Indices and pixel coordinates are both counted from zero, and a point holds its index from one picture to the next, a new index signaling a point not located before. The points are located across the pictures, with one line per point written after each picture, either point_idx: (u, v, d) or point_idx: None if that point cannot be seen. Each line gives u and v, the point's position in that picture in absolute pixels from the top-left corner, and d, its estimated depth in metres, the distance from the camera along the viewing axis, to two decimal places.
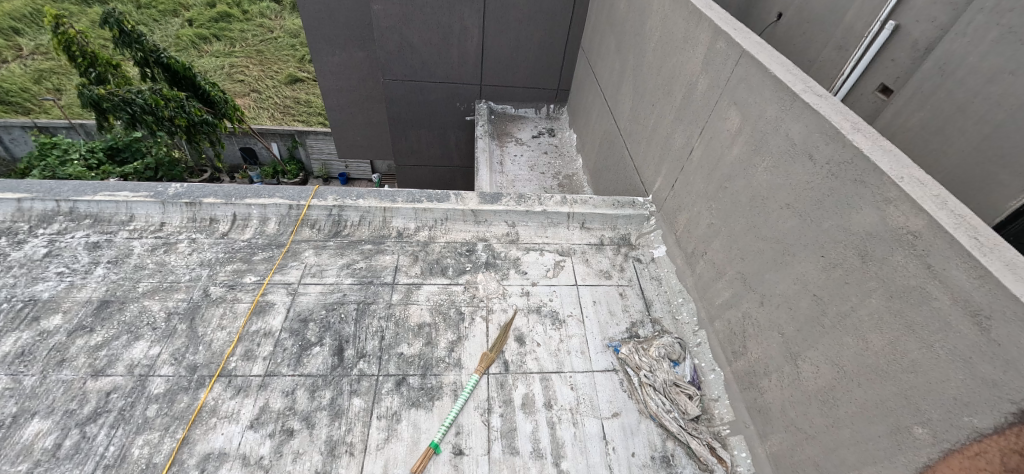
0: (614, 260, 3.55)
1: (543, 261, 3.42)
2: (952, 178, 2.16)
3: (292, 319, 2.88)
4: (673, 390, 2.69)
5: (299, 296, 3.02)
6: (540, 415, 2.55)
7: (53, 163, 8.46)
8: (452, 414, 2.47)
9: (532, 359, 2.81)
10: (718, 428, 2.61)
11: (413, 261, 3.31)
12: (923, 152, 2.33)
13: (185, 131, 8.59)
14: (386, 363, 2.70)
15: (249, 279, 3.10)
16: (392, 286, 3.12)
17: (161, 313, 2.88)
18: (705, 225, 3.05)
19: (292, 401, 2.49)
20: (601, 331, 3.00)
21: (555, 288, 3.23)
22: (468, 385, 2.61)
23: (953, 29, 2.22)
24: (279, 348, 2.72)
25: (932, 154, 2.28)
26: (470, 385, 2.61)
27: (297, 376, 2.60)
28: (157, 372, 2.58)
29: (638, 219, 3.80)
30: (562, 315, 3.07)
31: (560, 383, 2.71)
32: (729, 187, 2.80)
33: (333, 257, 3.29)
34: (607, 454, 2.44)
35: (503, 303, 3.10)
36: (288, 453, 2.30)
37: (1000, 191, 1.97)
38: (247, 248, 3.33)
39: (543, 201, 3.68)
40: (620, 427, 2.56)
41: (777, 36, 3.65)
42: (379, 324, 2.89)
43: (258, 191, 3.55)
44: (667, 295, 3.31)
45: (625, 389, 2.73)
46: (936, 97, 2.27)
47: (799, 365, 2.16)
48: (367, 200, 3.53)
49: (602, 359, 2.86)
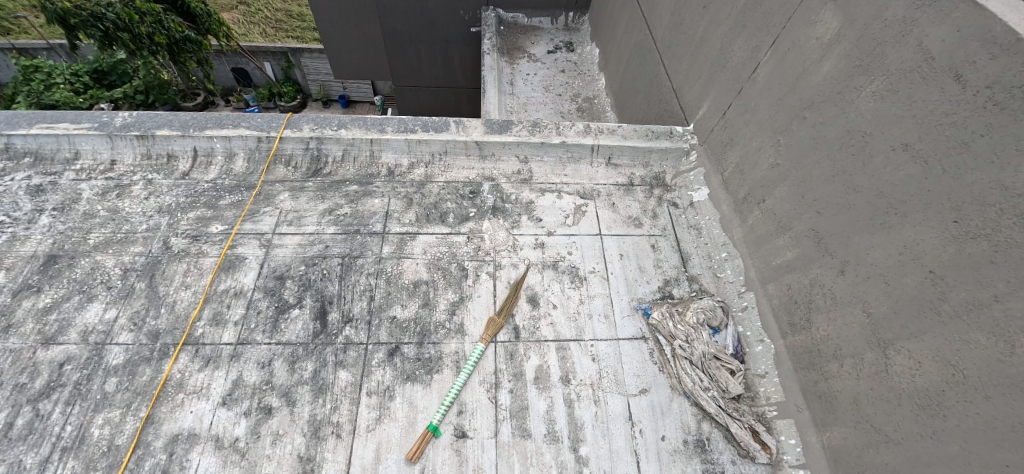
0: (646, 204, 2.97)
1: (561, 205, 2.85)
2: None
3: (265, 276, 2.45)
4: (714, 365, 2.27)
5: (274, 249, 2.55)
6: (556, 392, 2.17)
7: (36, 87, 7.64)
8: (454, 391, 2.09)
9: (547, 324, 2.35)
10: (762, 408, 2.24)
11: (406, 206, 2.75)
12: None
13: (167, 49, 7.65)
14: (376, 329, 2.28)
15: (215, 228, 2.64)
16: (381, 237, 2.61)
17: (117, 269, 2.49)
18: (766, 166, 2.44)
19: (268, 375, 2.15)
20: (629, 291, 2.53)
21: (575, 239, 2.70)
22: (473, 356, 2.19)
23: None
24: (252, 311, 2.33)
25: None
26: (474, 357, 2.19)
27: (273, 345, 2.23)
28: (115, 339, 2.25)
29: (675, 155, 3.16)
30: (583, 271, 2.57)
31: (579, 354, 2.29)
32: (809, 118, 2.15)
33: (312, 201, 2.76)
34: (633, 437, 2.10)
35: (514, 257, 2.57)
36: (265, 435, 2.00)
37: None
38: (212, 190, 2.82)
39: (562, 130, 3.02)
40: (648, 406, 2.19)
41: None
42: (368, 282, 2.43)
43: (220, 120, 2.96)
44: (707, 248, 2.78)
45: (656, 362, 2.33)
46: None
47: (888, 356, 1.71)
48: (350, 130, 2.90)
49: (630, 325, 2.42)
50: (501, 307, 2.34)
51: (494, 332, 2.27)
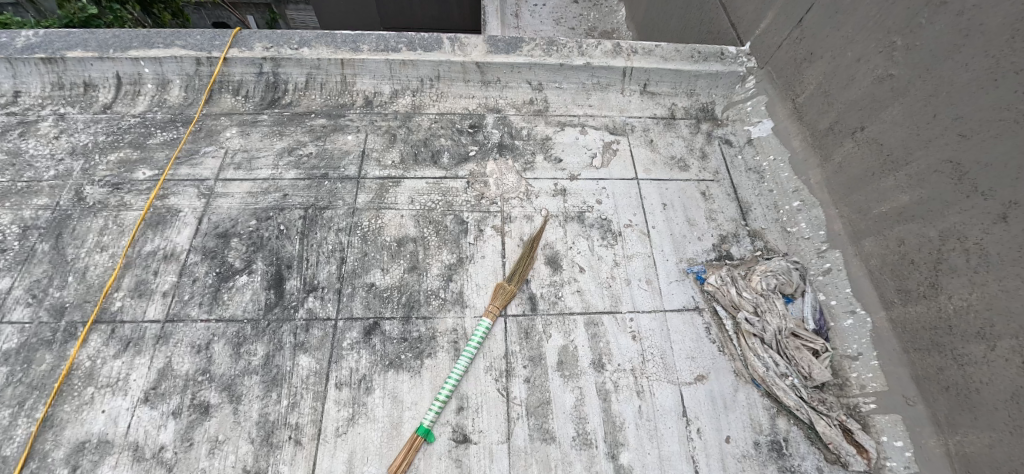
0: (693, 142, 2.34)
1: (586, 143, 2.22)
2: None
3: (204, 234, 1.88)
4: (792, 344, 1.73)
5: (216, 199, 1.97)
6: (587, 381, 1.63)
7: None
8: (452, 382, 1.55)
9: (573, 292, 1.80)
10: (854, 400, 1.72)
11: (388, 144, 2.13)
12: None
13: None
14: (349, 300, 1.72)
15: (143, 174, 2.05)
16: (355, 182, 2.01)
17: (14, 227, 1.91)
18: (871, 80, 1.83)
19: (206, 362, 1.62)
20: (677, 250, 1.96)
21: (605, 184, 2.10)
22: (476, 336, 1.63)
23: None
24: (186, 279, 1.78)
25: None
26: (478, 337, 1.63)
27: (213, 323, 1.68)
28: (6, 318, 1.70)
29: (727, 82, 2.51)
30: (617, 225, 1.98)
31: (616, 330, 1.74)
32: (955, 3, 1.54)
33: (268, 139, 2.15)
34: (689, 439, 1.59)
35: (527, 208, 1.98)
36: (200, 443, 1.49)
37: None
38: (140, 126, 2.22)
39: (587, 49, 2.33)
40: (707, 398, 1.67)
41: None
42: (337, 241, 1.85)
43: (147, 38, 2.30)
44: (773, 196, 2.19)
45: (715, 341, 1.79)
46: None
47: None
48: (315, 50, 2.25)
49: (679, 294, 1.86)
50: (513, 270, 1.77)
51: (504, 300, 1.71)
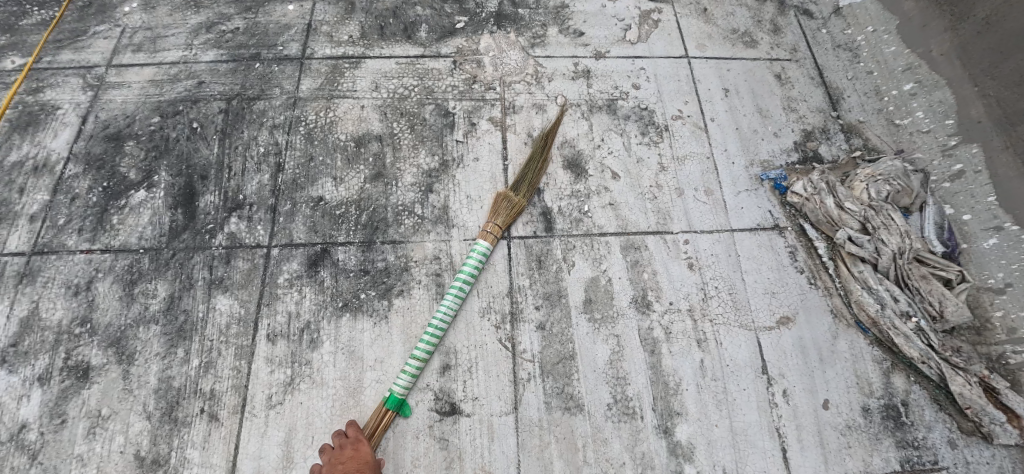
0: (761, 11, 1.72)
1: (617, 12, 1.61)
2: None
3: (90, 138, 1.35)
4: (916, 272, 1.21)
5: (106, 91, 1.43)
6: (627, 325, 1.15)
7: None
8: (433, 330, 1.06)
9: (603, 207, 1.27)
10: (998, 348, 1.21)
11: (344, 14, 1.54)
12: None
13: None
14: (287, 222, 1.22)
15: (10, 62, 1.50)
16: (298, 64, 1.44)
17: None
18: None
19: (88, 308, 1.14)
20: (745, 150, 1.41)
21: (644, 63, 1.52)
22: (467, 265, 1.13)
23: None
24: (63, 197, 1.27)
25: None
26: (471, 268, 1.12)
27: (97, 255, 1.20)
28: None
29: None
30: (663, 117, 1.43)
31: (666, 257, 1.23)
32: None
33: (180, 13, 1.57)
34: (774, 405, 1.11)
35: (537, 94, 1.42)
36: (72, 421, 1.03)
37: None
38: (11, 3, 1.64)
39: None
40: (794, 348, 1.18)
41: None
42: (271, 143, 1.32)
43: None
44: (872, 80, 1.59)
45: (802, 270, 1.28)
46: None
47: None
48: None
49: (750, 209, 1.33)
50: (520, 176, 1.24)
51: (507, 214, 1.19)
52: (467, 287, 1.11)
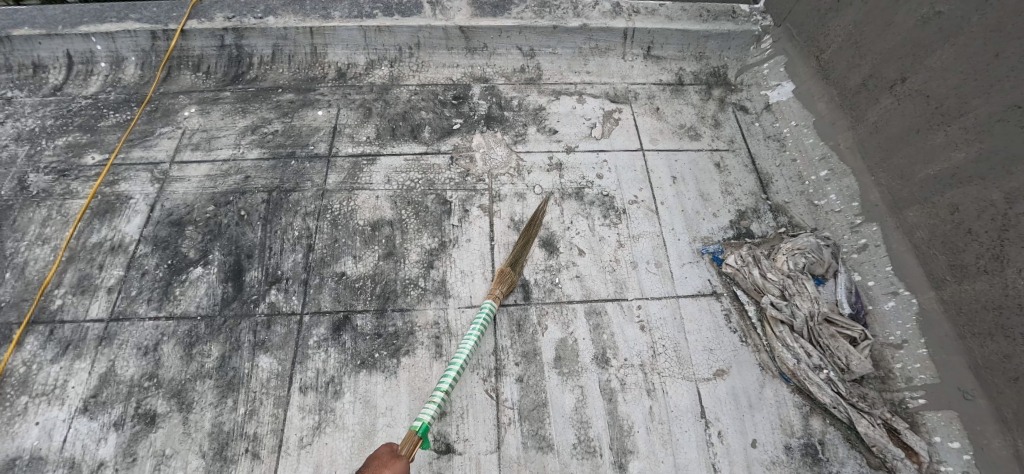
0: (704, 109, 2.11)
1: (584, 113, 2.00)
2: None
3: (157, 223, 1.68)
4: (826, 331, 1.50)
5: (171, 184, 1.77)
6: (590, 379, 1.42)
7: None
8: (454, 374, 1.24)
9: (571, 278, 1.58)
10: (899, 394, 1.48)
11: (363, 118, 1.92)
12: None
13: None
14: (315, 293, 1.52)
15: (91, 159, 1.85)
16: (325, 161, 1.80)
17: None
18: (914, 22, 1.59)
19: (153, 365, 1.41)
20: (689, 228, 1.74)
21: (607, 155, 1.87)
22: (478, 321, 1.37)
23: None
24: (134, 273, 1.58)
25: None
26: (481, 323, 1.36)
27: (162, 321, 1.48)
28: None
29: (740, 42, 2.27)
30: (621, 202, 1.76)
31: (622, 320, 1.52)
32: None
33: (230, 117, 1.94)
34: (711, 444, 1.36)
35: (519, 185, 1.75)
36: (141, 458, 1.28)
37: None
38: (92, 108, 2.01)
39: (582, 9, 2.13)
40: (729, 396, 1.44)
41: None
42: (303, 227, 1.65)
43: (99, 13, 2.12)
44: (795, 167, 1.95)
45: (736, 329, 1.57)
46: None
47: None
48: (279, 18, 2.04)
49: (693, 277, 1.64)
50: (514, 255, 1.53)
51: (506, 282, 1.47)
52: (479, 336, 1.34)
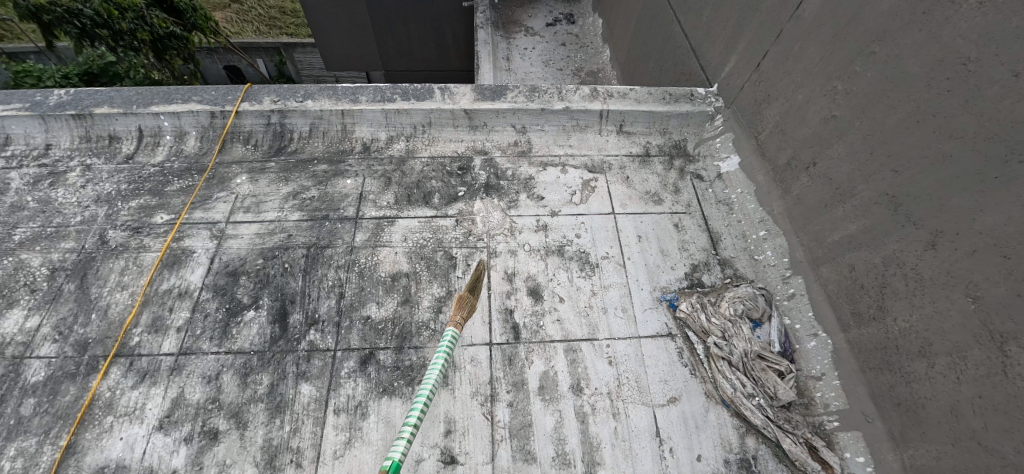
0: (666, 177, 2.55)
1: (566, 181, 2.43)
2: None
3: (216, 273, 2.06)
4: (758, 366, 1.85)
5: (227, 240, 2.16)
6: (566, 404, 1.76)
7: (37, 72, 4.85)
8: (421, 403, 1.37)
9: (553, 321, 1.96)
10: (820, 418, 1.82)
11: (384, 186, 2.35)
12: None
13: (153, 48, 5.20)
14: (346, 332, 1.89)
15: (160, 218, 2.25)
16: (354, 223, 2.22)
17: (44, 270, 2.11)
18: (818, 120, 2.01)
19: (215, 391, 1.77)
20: (650, 279, 2.12)
21: (584, 218, 2.29)
22: (443, 345, 1.57)
23: None
24: (198, 315, 1.94)
25: None
26: (445, 346, 1.57)
27: (222, 355, 1.85)
28: (36, 353, 1.88)
29: (698, 119, 2.71)
30: (595, 257, 2.16)
31: (594, 356, 1.88)
32: (881, 53, 1.71)
33: (275, 184, 2.37)
34: (663, 459, 1.70)
35: (511, 243, 2.17)
36: (209, 466, 1.62)
37: None
38: (159, 174, 2.42)
39: (564, 94, 2.59)
40: (679, 419, 1.78)
41: None
42: (336, 277, 2.04)
43: (167, 94, 2.55)
44: (741, 227, 2.36)
45: (687, 363, 1.92)
46: None
47: (1005, 350, 1.30)
48: (317, 102, 2.50)
49: (652, 320, 2.01)
50: (472, 283, 1.91)
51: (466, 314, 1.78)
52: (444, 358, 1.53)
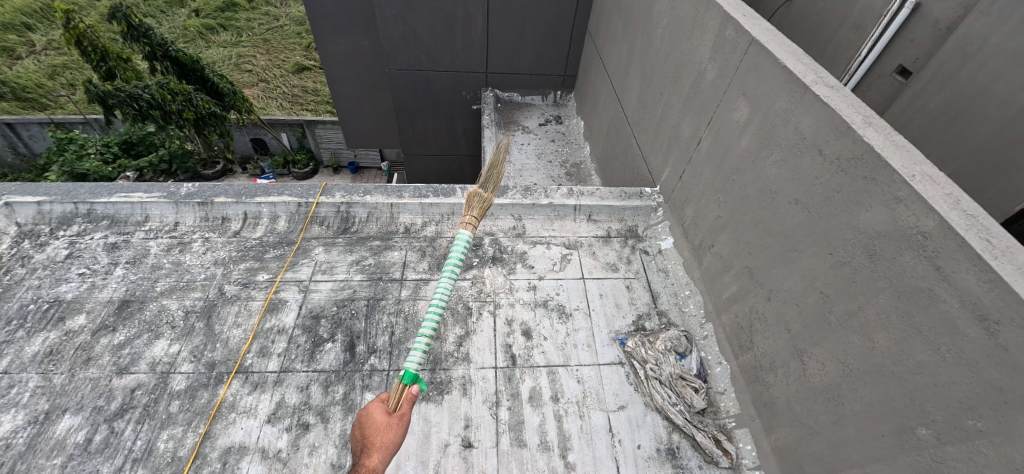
0: (622, 252, 3.55)
1: (550, 254, 3.45)
2: (900, 147, 1.78)
3: (304, 316, 2.95)
4: (679, 383, 2.69)
5: (310, 293, 3.08)
6: (547, 409, 2.63)
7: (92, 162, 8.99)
8: (426, 336, 2.31)
9: (539, 353, 2.87)
10: (724, 421, 2.60)
11: (420, 257, 3.34)
12: (862, 123, 1.90)
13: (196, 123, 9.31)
14: (397, 357, 2.77)
15: (262, 277, 3.17)
16: (400, 282, 3.17)
17: (179, 312, 2.97)
18: (712, 218, 2.97)
19: (307, 397, 2.59)
20: (608, 325, 3.04)
21: (562, 281, 3.28)
22: (454, 258, 2.54)
23: (979, 12, 2.65)
24: (293, 345, 2.81)
25: (873, 126, 1.88)
26: (454, 261, 2.53)
27: (311, 372, 2.69)
28: (178, 369, 2.69)
29: (645, 211, 3.74)
30: (569, 308, 3.11)
31: (567, 377, 2.77)
32: (736, 180, 2.69)
33: (343, 254, 3.33)
34: (613, 446, 2.50)
35: (511, 298, 3.15)
36: (304, 446, 2.41)
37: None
38: (259, 246, 3.39)
39: (549, 194, 3.68)
40: (625, 420, 2.61)
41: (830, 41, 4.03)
42: (389, 320, 2.95)
43: (266, 189, 3.60)
44: (674, 288, 3.28)
45: (632, 382, 2.77)
46: (831, 98, 2.05)
47: (805, 362, 2.11)
48: (374, 197, 3.54)
49: (608, 352, 2.90)
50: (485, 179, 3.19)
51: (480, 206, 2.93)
52: (454, 270, 2.52)
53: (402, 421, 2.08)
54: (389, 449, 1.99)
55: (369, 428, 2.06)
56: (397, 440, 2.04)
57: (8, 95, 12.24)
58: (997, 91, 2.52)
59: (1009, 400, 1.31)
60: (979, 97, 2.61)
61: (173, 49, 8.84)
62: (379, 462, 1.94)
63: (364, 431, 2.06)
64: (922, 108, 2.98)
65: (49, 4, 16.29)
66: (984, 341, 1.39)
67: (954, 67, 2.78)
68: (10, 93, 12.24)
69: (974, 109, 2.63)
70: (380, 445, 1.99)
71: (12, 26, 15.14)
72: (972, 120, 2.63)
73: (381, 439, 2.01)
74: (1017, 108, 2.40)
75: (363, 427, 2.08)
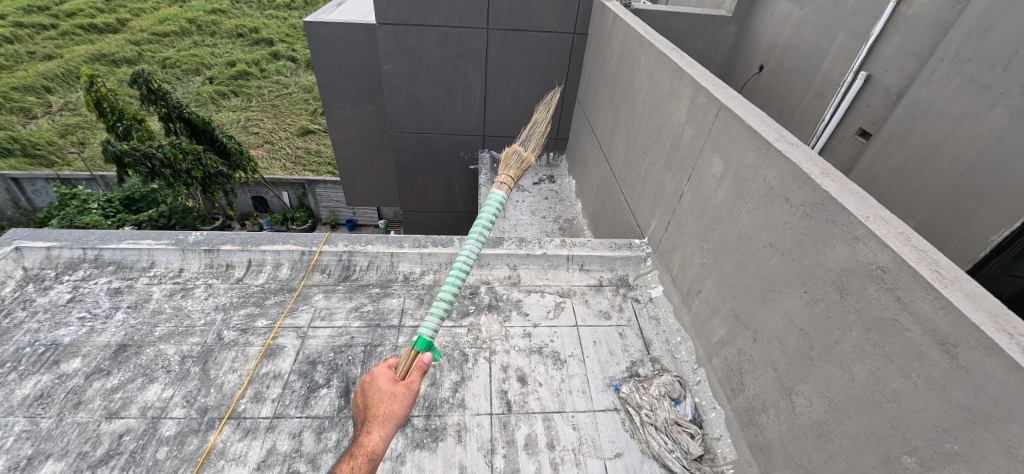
0: (614, 300, 3.66)
1: (544, 302, 3.56)
2: (855, 195, 2.00)
3: (300, 362, 2.97)
4: (675, 429, 2.69)
5: (308, 339, 3.12)
6: (543, 456, 2.59)
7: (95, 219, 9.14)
8: (438, 310, 2.49)
9: (534, 399, 2.88)
10: (722, 467, 2.57)
11: (418, 304, 3.44)
12: (820, 174, 2.15)
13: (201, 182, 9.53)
14: None
15: (261, 323, 3.22)
16: (398, 329, 3.23)
17: (176, 356, 2.98)
18: (697, 265, 3.14)
19: (298, 444, 2.55)
20: (602, 371, 3.08)
21: (556, 329, 3.35)
22: (482, 222, 2.85)
23: (922, 81, 3.03)
24: (287, 390, 2.81)
25: (829, 177, 2.13)
26: (484, 223, 2.85)
27: (305, 418, 2.67)
28: (169, 414, 2.66)
29: (635, 261, 3.91)
30: (563, 355, 3.16)
31: (562, 424, 2.76)
32: (716, 228, 2.90)
33: (342, 300, 3.42)
34: None
35: (507, 344, 3.20)
36: None
37: (983, 223, 2.55)
38: (261, 292, 3.47)
39: (543, 244, 3.86)
40: (623, 467, 2.57)
41: (801, 109, 4.44)
42: None
43: (272, 237, 3.72)
44: (666, 334, 3.35)
45: (627, 429, 2.76)
46: (792, 154, 2.32)
47: (793, 400, 2.18)
48: (375, 246, 3.69)
49: (603, 398, 2.92)
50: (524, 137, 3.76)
51: (516, 166, 3.30)
52: (479, 239, 2.81)
53: (409, 392, 2.20)
54: (392, 422, 2.10)
55: (375, 398, 2.17)
56: (401, 412, 2.15)
57: (17, 152, 12.65)
58: (943, 150, 2.84)
59: (977, 419, 1.41)
60: (930, 155, 2.92)
61: (188, 111, 9.38)
62: (380, 439, 2.04)
63: (370, 400, 2.17)
64: (882, 165, 3.30)
65: (72, 70, 17.43)
66: (947, 364, 1.51)
67: (905, 130, 3.14)
68: (20, 150, 12.67)
69: (926, 166, 2.94)
70: (383, 419, 2.10)
71: (33, 89, 16.01)
72: (927, 176, 2.92)
73: (387, 409, 2.12)
74: (963, 165, 2.70)
75: (369, 395, 2.19)
